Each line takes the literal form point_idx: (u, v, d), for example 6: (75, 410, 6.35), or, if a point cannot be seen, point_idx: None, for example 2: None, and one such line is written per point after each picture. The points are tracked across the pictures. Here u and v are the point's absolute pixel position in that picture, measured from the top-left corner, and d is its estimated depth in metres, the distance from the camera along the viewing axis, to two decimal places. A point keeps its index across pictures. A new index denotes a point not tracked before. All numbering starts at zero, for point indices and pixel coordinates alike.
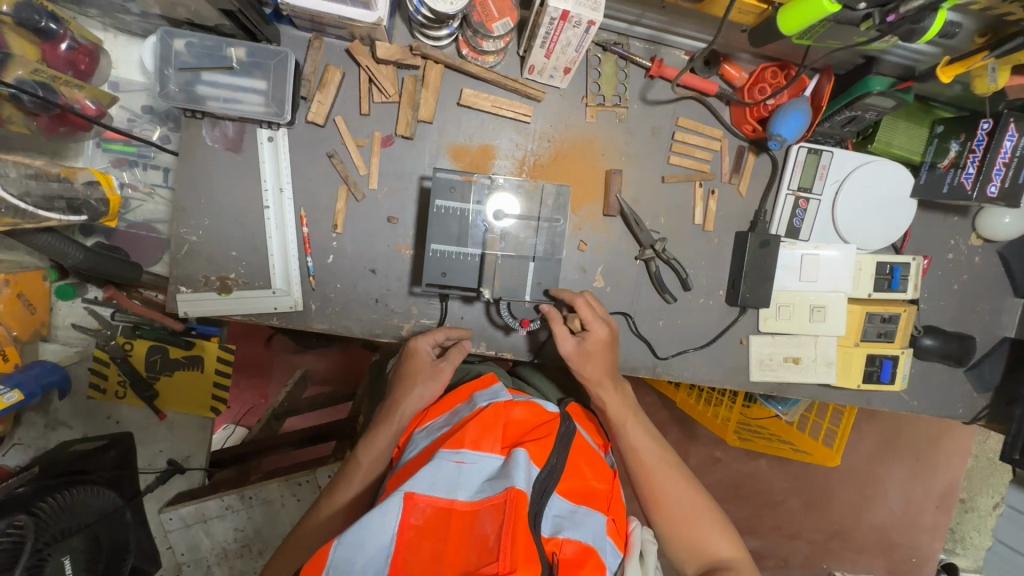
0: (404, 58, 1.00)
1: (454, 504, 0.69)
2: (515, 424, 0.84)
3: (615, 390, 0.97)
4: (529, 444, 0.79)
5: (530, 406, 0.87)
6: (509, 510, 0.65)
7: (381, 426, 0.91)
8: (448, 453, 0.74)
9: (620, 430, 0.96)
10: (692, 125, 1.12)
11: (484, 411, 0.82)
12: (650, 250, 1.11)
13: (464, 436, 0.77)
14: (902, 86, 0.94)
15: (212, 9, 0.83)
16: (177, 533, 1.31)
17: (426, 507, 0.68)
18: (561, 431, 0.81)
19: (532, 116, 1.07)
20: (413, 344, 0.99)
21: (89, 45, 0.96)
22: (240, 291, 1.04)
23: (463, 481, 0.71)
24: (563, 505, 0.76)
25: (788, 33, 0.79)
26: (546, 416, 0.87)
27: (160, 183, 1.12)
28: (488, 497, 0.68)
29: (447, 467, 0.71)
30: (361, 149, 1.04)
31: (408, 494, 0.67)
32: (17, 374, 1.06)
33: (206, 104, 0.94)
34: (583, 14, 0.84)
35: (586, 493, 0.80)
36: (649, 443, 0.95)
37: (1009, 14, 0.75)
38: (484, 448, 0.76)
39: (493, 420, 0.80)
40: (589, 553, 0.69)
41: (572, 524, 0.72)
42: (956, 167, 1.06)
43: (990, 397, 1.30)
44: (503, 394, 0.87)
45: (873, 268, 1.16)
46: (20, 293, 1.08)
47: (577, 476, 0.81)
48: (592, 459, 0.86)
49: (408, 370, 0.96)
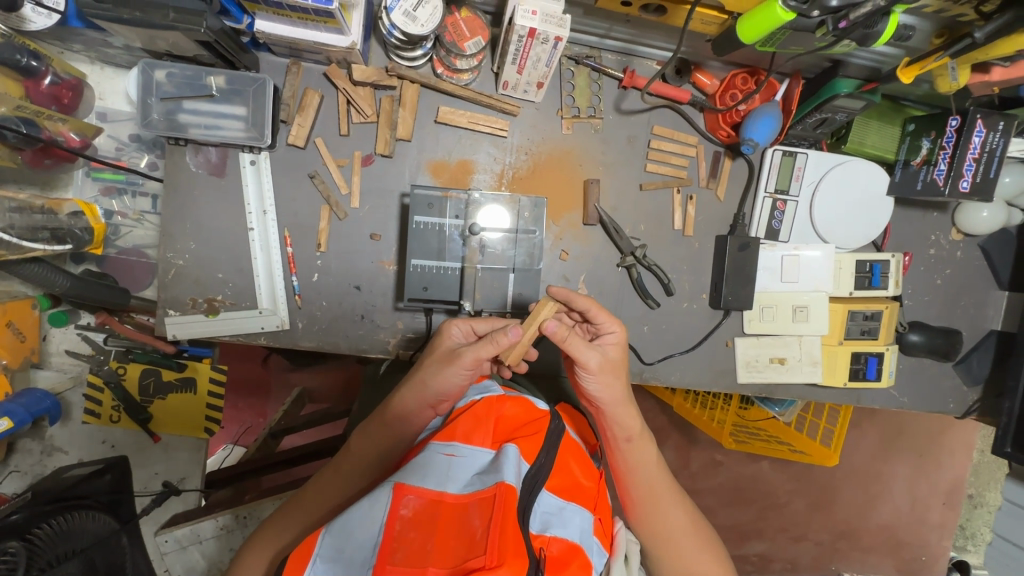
0: (380, 79, 1.02)
1: (444, 496, 0.70)
2: (506, 420, 0.87)
3: (631, 417, 0.86)
4: (520, 440, 0.81)
5: (521, 403, 0.90)
6: (498, 504, 0.67)
7: (377, 418, 0.88)
8: (440, 445, 0.78)
9: (622, 449, 0.88)
10: (667, 132, 1.14)
11: (475, 406, 0.86)
12: (631, 256, 1.13)
13: (456, 430, 0.81)
14: (868, 88, 0.97)
15: (189, 41, 0.86)
16: (173, 555, 1.28)
17: (415, 499, 0.69)
18: (550, 429, 0.83)
19: (508, 131, 1.10)
20: (444, 328, 0.88)
21: (72, 80, 1.00)
22: (227, 312, 1.06)
23: (453, 474, 0.74)
24: (551, 501, 0.76)
25: (748, 41, 0.81)
26: (539, 413, 0.90)
27: (149, 210, 1.14)
28: (477, 491, 0.70)
29: (438, 459, 0.75)
30: (342, 168, 1.07)
31: (398, 485, 0.69)
32: (7, 404, 1.10)
33: (188, 131, 0.97)
34: (549, 31, 0.86)
35: (574, 490, 0.80)
36: (651, 464, 0.89)
37: (961, 15, 0.77)
38: (474, 443, 0.79)
39: (484, 414, 0.85)
40: (574, 552, 0.70)
41: (560, 522, 0.73)
42: (928, 164, 1.07)
43: (981, 390, 1.30)
44: (495, 390, 0.93)
45: (853, 266, 1.17)
46: (9, 323, 1.11)
47: (566, 473, 0.82)
48: (580, 458, 0.87)
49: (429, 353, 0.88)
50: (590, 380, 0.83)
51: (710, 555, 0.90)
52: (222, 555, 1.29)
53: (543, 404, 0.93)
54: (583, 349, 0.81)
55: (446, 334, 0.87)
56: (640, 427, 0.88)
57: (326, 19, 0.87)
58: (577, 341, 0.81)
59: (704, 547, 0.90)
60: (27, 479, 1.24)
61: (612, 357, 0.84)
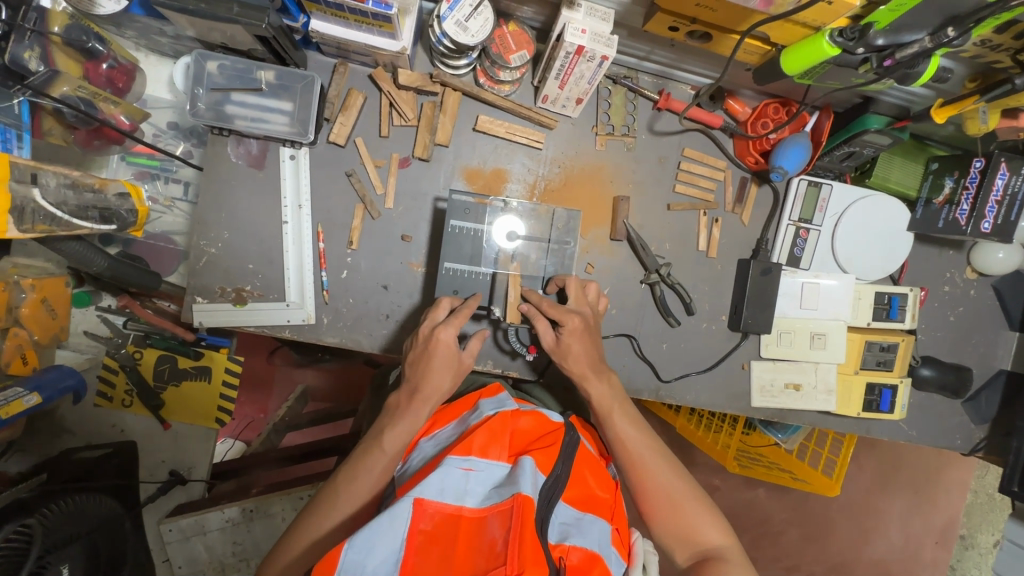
0: (424, 84, 1.04)
1: (462, 510, 0.71)
2: (521, 433, 0.87)
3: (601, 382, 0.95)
4: (536, 451, 0.81)
5: (536, 415, 0.90)
6: (516, 515, 0.67)
7: (406, 419, 0.87)
8: (456, 459, 0.76)
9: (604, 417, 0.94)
10: (697, 156, 1.17)
11: (489, 420, 0.85)
12: (656, 274, 1.15)
13: (472, 443, 0.79)
14: (898, 125, 0.99)
15: (247, 35, 0.88)
16: (176, 545, 1.25)
17: (435, 514, 0.69)
18: (566, 441, 0.84)
19: (544, 143, 1.12)
20: (435, 337, 0.91)
21: (128, 65, 1.02)
22: (254, 303, 1.06)
23: (471, 487, 0.73)
24: (569, 512, 0.77)
25: (790, 73, 0.84)
26: (552, 426, 0.90)
27: (180, 197, 1.16)
28: (496, 503, 0.71)
29: (455, 474, 0.73)
30: (379, 169, 1.08)
31: (417, 500, 0.69)
32: (35, 378, 1.08)
33: (234, 123, 0.99)
34: (597, 49, 0.89)
35: (590, 501, 0.81)
36: (635, 428, 0.93)
37: (997, 62, 0.81)
38: (490, 456, 0.79)
39: (500, 428, 0.83)
40: (594, 561, 0.69)
41: (578, 531, 0.74)
42: (951, 204, 1.10)
43: (988, 429, 1.32)
44: (509, 404, 0.91)
45: (872, 297, 1.19)
46: (43, 299, 1.10)
47: (582, 485, 0.82)
48: (596, 469, 0.87)
49: (441, 361, 0.91)
50: (562, 362, 0.96)
51: (714, 522, 0.86)
52: (225, 548, 1.27)
53: (555, 417, 0.94)
54: (541, 329, 0.95)
55: (440, 341, 0.91)
56: (616, 393, 0.96)
57: (382, 23, 0.89)
58: (541, 320, 0.95)
59: (707, 514, 0.86)
60: (33, 458, 1.22)
61: (566, 342, 0.94)
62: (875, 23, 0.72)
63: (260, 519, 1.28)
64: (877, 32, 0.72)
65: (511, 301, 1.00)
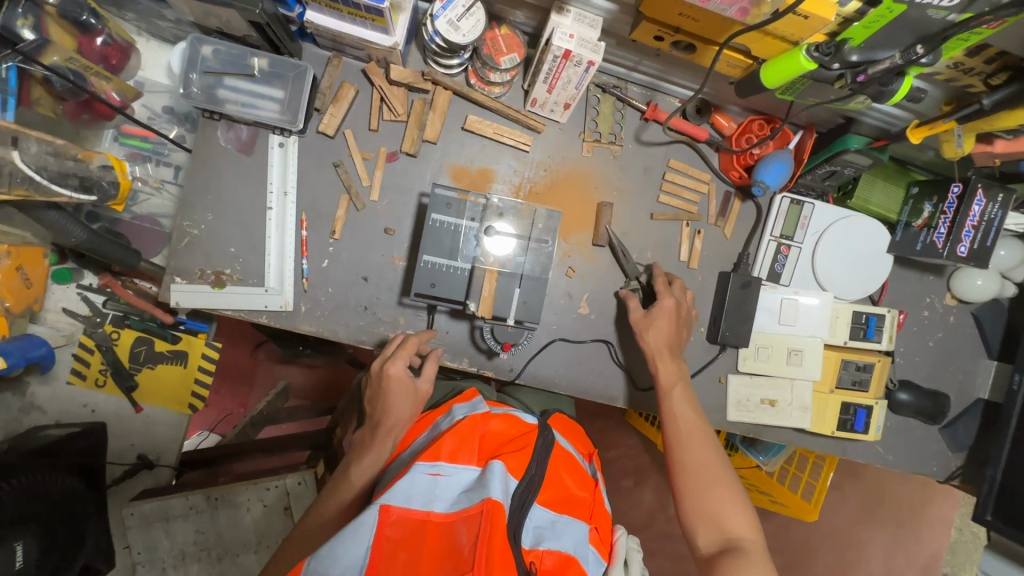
0: (415, 81, 1.06)
1: (430, 516, 0.70)
2: (491, 436, 0.86)
3: (672, 361, 1.04)
4: (507, 456, 0.79)
5: (507, 418, 0.89)
6: (484, 522, 0.67)
7: (370, 450, 0.90)
8: (424, 465, 0.74)
9: (665, 394, 1.02)
10: (682, 167, 1.18)
11: (459, 424, 0.83)
12: (635, 281, 1.15)
13: (440, 449, 0.78)
14: (878, 145, 1.02)
15: (242, 21, 0.90)
16: (136, 531, 1.23)
17: (402, 520, 0.69)
18: (539, 444, 0.82)
19: (531, 146, 1.13)
20: (386, 373, 0.93)
21: (123, 42, 1.03)
22: (233, 286, 1.07)
23: (439, 492, 0.73)
24: (544, 515, 0.76)
25: (770, 85, 0.85)
26: (526, 427, 0.89)
27: (169, 179, 1.17)
28: (464, 509, 0.70)
29: (422, 480, 0.72)
30: (367, 162, 1.09)
31: (383, 507, 0.68)
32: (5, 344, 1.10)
33: (225, 107, 1.00)
34: (583, 54, 0.91)
35: (567, 501, 0.80)
36: (692, 411, 1.00)
37: (970, 86, 0.83)
38: (460, 462, 0.77)
39: (470, 432, 0.81)
40: (567, 565, 0.71)
41: (552, 535, 0.74)
42: (929, 227, 1.12)
43: (965, 457, 1.31)
44: (481, 407, 0.89)
45: (850, 316, 1.19)
46: (20, 266, 1.11)
47: (558, 485, 0.81)
48: (573, 468, 0.86)
49: (391, 394, 0.93)
50: (643, 334, 1.07)
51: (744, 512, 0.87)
52: (186, 538, 1.25)
53: (530, 419, 0.92)
54: (634, 303, 1.09)
55: (392, 376, 0.93)
56: (681, 377, 1.04)
57: (375, 17, 0.91)
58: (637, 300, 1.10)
59: (741, 506, 0.88)
60: None
61: (657, 323, 1.06)
62: (849, 40, 0.74)
63: (225, 508, 1.26)
64: (851, 49, 0.74)
65: (485, 295, 1.01)
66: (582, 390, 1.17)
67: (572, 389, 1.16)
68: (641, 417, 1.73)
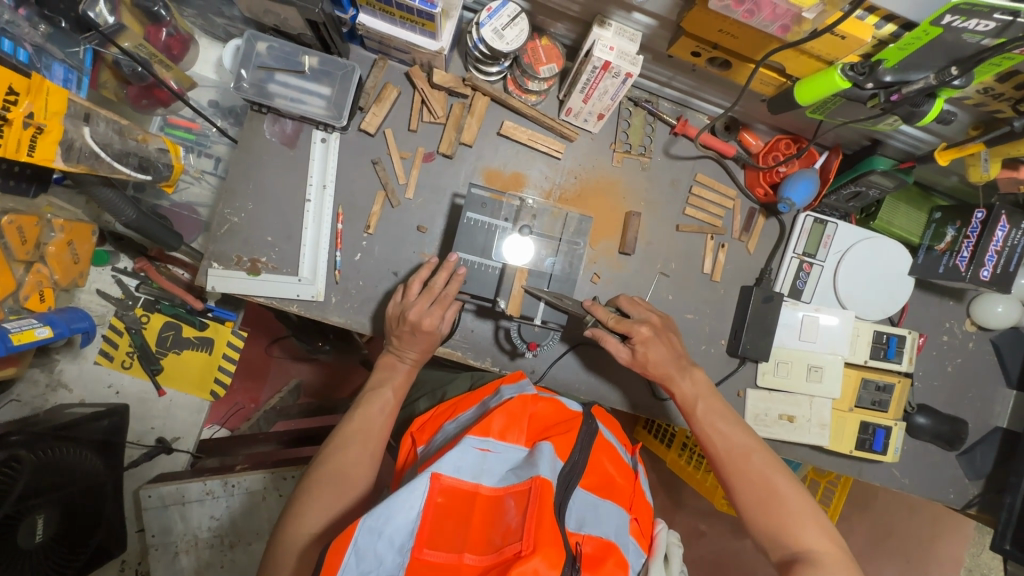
0: (456, 86, 1.11)
1: (479, 488, 0.72)
2: (539, 417, 0.89)
3: (688, 380, 1.00)
4: (554, 438, 0.81)
5: (552, 403, 0.92)
6: (534, 497, 0.68)
7: (397, 371, 1.02)
8: (474, 439, 0.76)
9: (694, 418, 0.98)
10: (709, 181, 1.21)
11: (509, 403, 0.86)
12: (588, 317, 1.04)
13: (491, 424, 0.80)
14: (904, 167, 1.03)
15: (300, 20, 0.94)
16: (152, 512, 1.23)
17: (451, 487, 0.70)
18: (583, 431, 0.84)
19: (563, 154, 1.17)
20: (421, 326, 0.99)
21: (185, 35, 1.10)
22: (268, 274, 1.09)
23: (488, 467, 0.74)
24: (586, 498, 0.78)
25: (804, 103, 0.88)
26: (569, 414, 0.91)
27: (209, 170, 1.22)
28: (512, 485, 0.71)
29: (472, 454, 0.74)
30: (404, 161, 1.13)
31: (434, 474, 0.69)
32: (51, 315, 1.07)
33: (274, 100, 1.04)
34: (622, 66, 0.94)
35: (607, 487, 0.83)
36: (728, 428, 0.96)
37: (998, 112, 0.86)
38: (508, 439, 0.80)
39: (519, 411, 0.84)
40: (609, 550, 0.71)
41: (594, 522, 0.75)
42: (951, 251, 1.13)
43: (982, 485, 1.30)
44: (528, 389, 0.93)
45: (871, 335, 1.20)
46: (70, 241, 1.09)
47: (600, 471, 0.85)
48: (613, 456, 0.90)
49: (425, 337, 1.01)
50: (643, 371, 1.02)
51: (815, 526, 0.84)
52: (200, 521, 1.26)
53: (573, 407, 0.95)
54: (614, 348, 1.02)
55: (425, 330, 0.99)
56: (702, 392, 0.99)
57: (425, 21, 0.95)
58: (609, 339, 1.02)
59: (807, 515, 0.85)
60: (24, 411, 1.21)
61: (641, 357, 1.01)
62: (884, 61, 0.78)
63: (240, 494, 1.27)
64: (885, 70, 0.77)
65: (515, 294, 1.02)
66: (601, 397, 1.17)
67: (592, 395, 1.17)
68: (652, 435, 1.73)
